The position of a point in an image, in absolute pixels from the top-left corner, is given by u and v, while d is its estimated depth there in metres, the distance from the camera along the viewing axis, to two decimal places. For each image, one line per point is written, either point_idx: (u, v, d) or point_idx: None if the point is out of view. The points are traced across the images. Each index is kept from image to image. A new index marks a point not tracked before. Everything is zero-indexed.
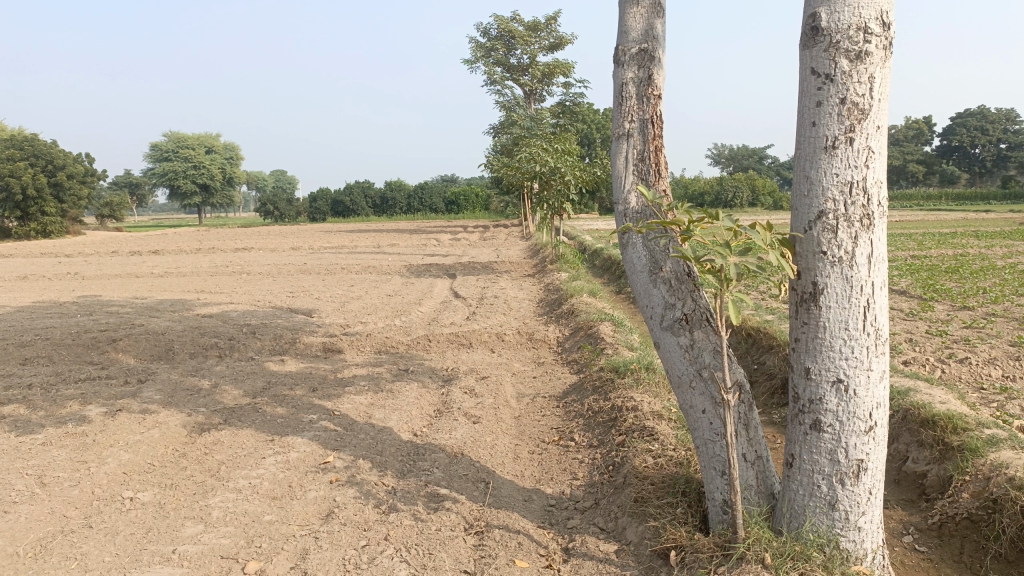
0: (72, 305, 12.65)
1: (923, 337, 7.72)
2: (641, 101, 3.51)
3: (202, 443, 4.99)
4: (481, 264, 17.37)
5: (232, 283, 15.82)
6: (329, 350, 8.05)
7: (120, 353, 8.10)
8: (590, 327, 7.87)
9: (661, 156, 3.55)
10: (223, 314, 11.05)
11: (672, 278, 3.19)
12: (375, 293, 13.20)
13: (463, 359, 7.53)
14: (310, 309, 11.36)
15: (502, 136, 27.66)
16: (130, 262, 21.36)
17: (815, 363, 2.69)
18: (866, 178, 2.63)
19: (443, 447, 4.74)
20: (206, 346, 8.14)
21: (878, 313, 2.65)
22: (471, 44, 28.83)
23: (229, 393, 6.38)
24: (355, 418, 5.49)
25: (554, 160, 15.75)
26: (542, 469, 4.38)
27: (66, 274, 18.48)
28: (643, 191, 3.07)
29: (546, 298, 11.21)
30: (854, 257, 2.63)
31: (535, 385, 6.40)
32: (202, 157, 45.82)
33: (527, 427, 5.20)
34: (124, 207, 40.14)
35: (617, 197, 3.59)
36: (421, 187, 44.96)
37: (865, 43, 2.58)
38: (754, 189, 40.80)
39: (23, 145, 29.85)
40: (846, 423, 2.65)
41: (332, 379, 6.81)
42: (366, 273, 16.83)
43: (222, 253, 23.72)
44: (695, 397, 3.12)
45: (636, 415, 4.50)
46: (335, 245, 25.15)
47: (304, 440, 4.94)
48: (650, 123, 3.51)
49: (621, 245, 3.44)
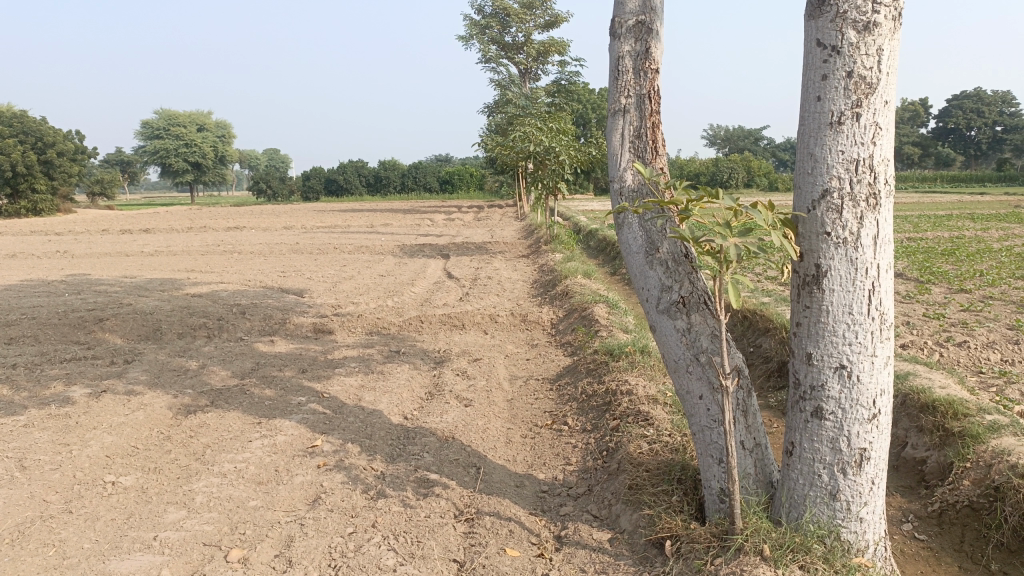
0: (60, 284, 12.50)
1: (920, 320, 7.65)
2: (638, 76, 3.38)
3: (187, 426, 4.89)
4: (475, 244, 17.24)
5: (223, 262, 15.65)
6: (319, 330, 7.94)
7: (107, 333, 7.98)
8: (584, 308, 7.77)
9: (659, 133, 3.43)
10: (213, 294, 10.91)
11: (669, 260, 3.09)
12: (368, 273, 13.07)
13: (456, 340, 7.44)
14: (301, 289, 11.23)
15: (496, 115, 27.41)
16: (121, 241, 21.15)
17: (817, 348, 2.59)
18: (873, 156, 2.52)
19: (434, 430, 4.65)
20: (195, 326, 8.01)
21: (883, 297, 2.56)
22: (466, 21, 28.46)
23: (217, 374, 6.27)
24: (345, 401, 5.39)
25: (549, 139, 15.58)
26: (534, 454, 4.29)
27: (56, 252, 18.28)
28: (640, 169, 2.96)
29: (540, 279, 11.11)
30: (859, 239, 2.52)
31: (528, 367, 6.31)
32: (194, 135, 45.39)
33: (520, 411, 5.11)
34: (115, 184, 39.80)
35: (613, 175, 3.46)
36: (416, 166, 44.67)
37: (873, 13, 2.46)
38: (750, 170, 40.68)
39: (12, 122, 29.48)
40: (849, 411, 2.57)
41: (322, 360, 6.71)
42: (359, 252, 16.69)
43: (214, 232, 23.53)
44: (692, 383, 3.02)
45: (631, 399, 4.41)
46: (329, 225, 24.96)
47: (292, 423, 4.84)
48: (648, 98, 3.38)
49: (616, 226, 3.32)
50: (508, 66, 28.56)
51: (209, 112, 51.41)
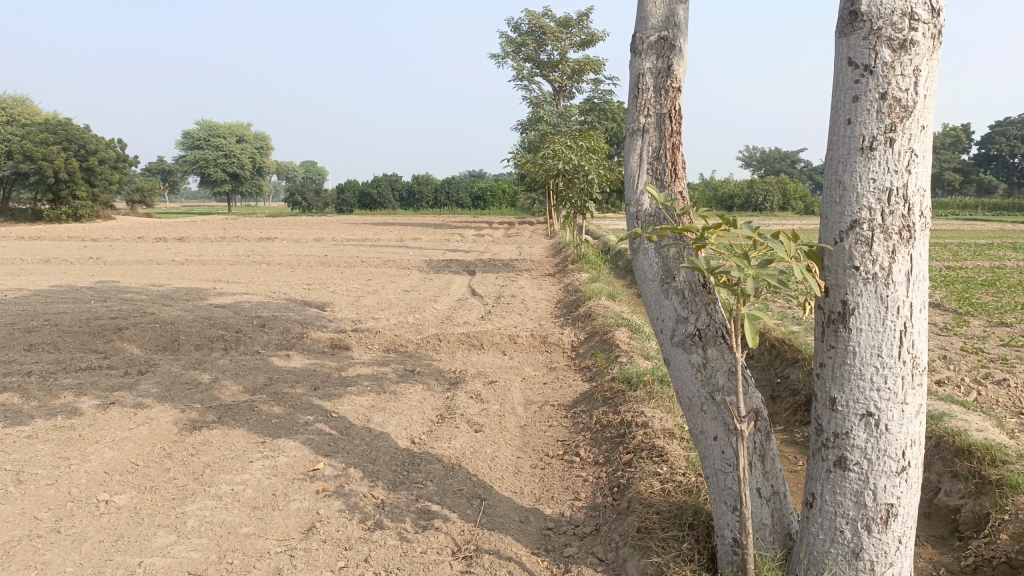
0: (88, 291, 12.61)
1: (958, 354, 7.31)
2: (659, 94, 3.21)
3: (190, 443, 4.78)
4: (501, 261, 17.10)
5: (251, 273, 15.71)
6: (336, 346, 7.82)
7: (126, 342, 7.96)
8: (606, 332, 7.56)
9: (679, 155, 3.25)
10: (236, 305, 10.91)
11: (686, 289, 2.91)
12: (393, 288, 13.00)
13: (473, 361, 7.27)
14: (323, 303, 11.17)
15: (528, 132, 27.37)
16: (154, 249, 21.40)
17: (842, 393, 2.38)
18: (907, 185, 2.32)
19: (440, 457, 4.48)
20: (212, 338, 7.96)
21: (915, 338, 2.34)
22: (501, 39, 28.53)
23: (228, 389, 6.17)
24: (353, 421, 5.24)
25: (578, 158, 15.44)
26: (542, 487, 4.09)
27: (89, 258, 18.53)
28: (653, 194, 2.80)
29: (565, 300, 10.93)
30: (890, 274, 2.31)
31: (545, 392, 6.11)
32: (233, 146, 46.09)
33: (531, 439, 4.92)
34: (154, 193, 40.48)
35: (629, 198, 3.28)
36: (449, 181, 44.81)
37: (910, 31, 2.27)
38: (786, 194, 40.13)
39: (57, 130, 30.18)
40: (875, 462, 2.35)
41: (336, 377, 6.59)
42: (385, 267, 16.65)
43: (246, 242, 23.74)
44: (706, 422, 2.82)
45: (647, 432, 4.20)
46: (359, 238, 25.04)
47: (295, 444, 4.70)
48: (667, 118, 3.21)
49: (631, 251, 3.15)
50: (542, 84, 28.53)
51: (248, 124, 52.27)
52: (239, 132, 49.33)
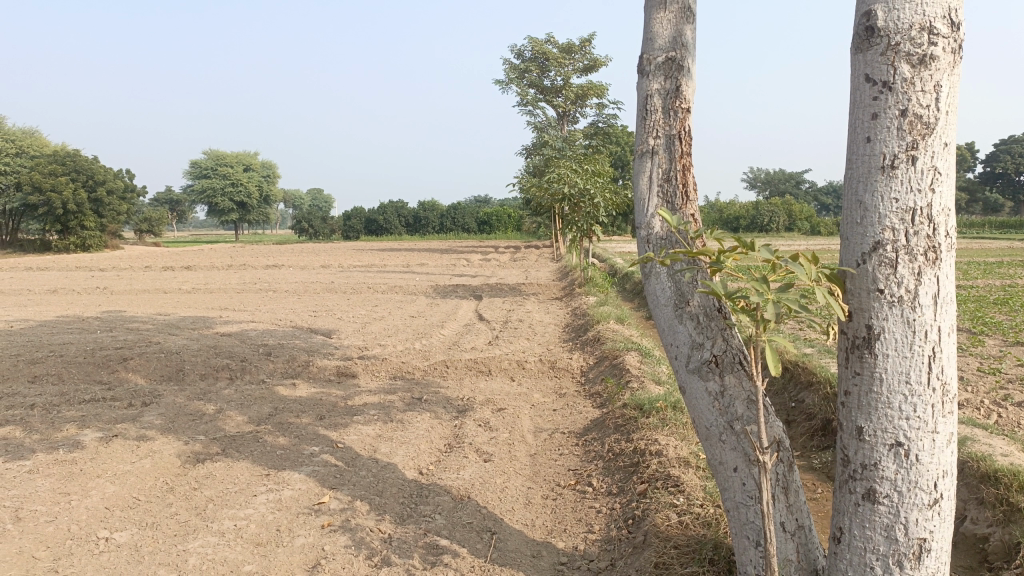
0: (94, 321, 12.57)
1: (975, 375, 7.17)
2: (667, 115, 3.14)
3: (194, 477, 4.68)
4: (508, 285, 17.01)
5: (257, 300, 15.66)
6: (342, 374, 7.72)
7: (130, 373, 7.88)
8: (615, 356, 7.45)
9: (690, 177, 3.17)
10: (242, 333, 10.84)
11: (700, 314, 2.82)
12: (399, 314, 12.91)
13: (481, 388, 7.16)
14: (330, 330, 11.10)
15: (533, 157, 27.43)
16: (161, 278, 21.42)
17: (869, 422, 2.28)
18: (932, 205, 2.22)
19: (449, 489, 4.36)
20: (217, 367, 7.87)
21: (944, 364, 2.24)
22: (505, 65, 28.69)
23: (233, 420, 6.07)
24: (359, 452, 5.13)
25: (584, 182, 15.41)
26: (554, 519, 3.97)
27: (96, 288, 18.53)
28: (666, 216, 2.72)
29: (573, 324, 10.82)
30: (917, 297, 2.22)
31: (554, 419, 5.99)
32: (240, 175, 46.33)
33: (542, 468, 4.80)
34: (162, 222, 40.66)
35: (640, 222, 3.20)
36: (454, 207, 44.92)
37: (930, 45, 2.19)
38: (791, 214, 40.09)
39: (66, 161, 30.42)
40: (906, 495, 2.24)
41: (342, 406, 6.48)
42: (392, 293, 16.59)
43: (253, 270, 23.74)
44: (725, 453, 2.71)
45: (661, 461, 4.08)
46: (365, 264, 25.03)
47: (300, 476, 4.59)
48: (677, 139, 3.14)
49: (643, 276, 3.06)
50: (546, 108, 28.65)
51: (254, 153, 52.63)
52: (246, 161, 49.65)
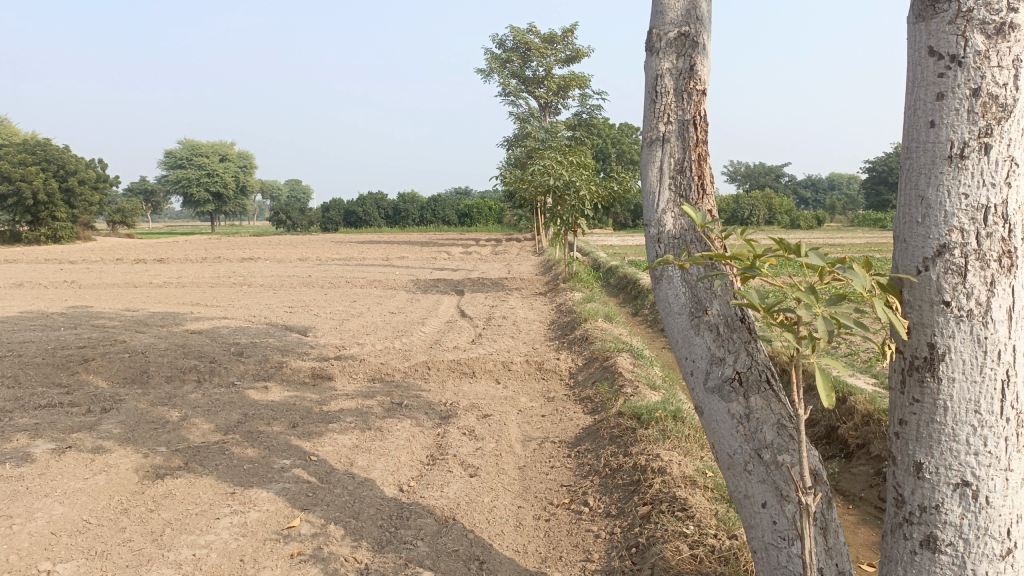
0: (59, 317, 12.03)
1: None
2: (680, 98, 2.78)
3: (151, 496, 4.28)
4: (491, 280, 16.61)
5: (231, 295, 15.15)
6: (318, 376, 7.31)
7: (91, 375, 7.42)
8: (606, 357, 7.10)
9: (706, 168, 2.81)
10: (213, 330, 10.36)
11: (720, 325, 2.48)
12: (378, 310, 12.49)
13: (464, 391, 6.79)
14: (306, 327, 10.65)
15: (514, 148, 27.00)
16: (133, 271, 20.80)
17: (930, 458, 1.95)
18: (1007, 202, 1.89)
19: (432, 510, 3.98)
20: (185, 369, 7.43)
21: (1021, 390, 1.90)
22: (487, 55, 28.19)
23: (199, 428, 5.64)
24: (334, 465, 4.74)
25: (569, 173, 15.03)
26: (548, 544, 3.61)
27: (63, 281, 17.89)
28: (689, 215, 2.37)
29: (558, 321, 10.46)
30: (988, 311, 1.88)
31: (543, 426, 5.63)
32: (216, 166, 45.43)
33: (532, 483, 4.44)
34: (136, 213, 39.77)
35: (649, 218, 2.84)
36: (434, 198, 44.35)
37: (1009, 12, 1.85)
38: (771, 207, 40.00)
39: (36, 150, 29.58)
40: (973, 543, 1.91)
41: (316, 413, 6.06)
42: (371, 287, 16.14)
43: (228, 262, 23.15)
44: (752, 485, 2.36)
45: (665, 479, 3.73)
46: (343, 257, 24.52)
47: (269, 495, 4.19)
48: (691, 126, 2.78)
49: (653, 280, 2.71)
50: (528, 99, 28.20)
51: (232, 144, 51.75)
52: (223, 151, 48.75)
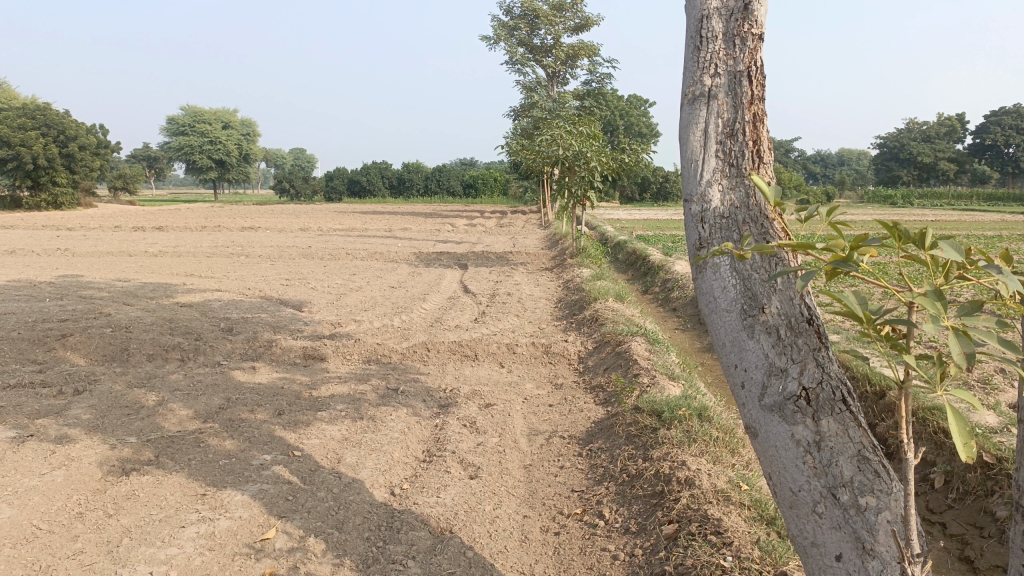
0: (47, 287, 11.55)
1: None
2: (730, 44, 2.26)
3: (112, 498, 3.82)
4: (495, 253, 16.06)
5: (228, 266, 14.64)
6: (310, 357, 6.83)
7: (69, 352, 6.96)
8: (619, 342, 6.61)
9: (763, 131, 2.27)
10: (204, 304, 9.87)
11: (781, 328, 2.00)
12: (378, 284, 12.00)
13: (466, 375, 6.32)
14: (301, 302, 10.16)
15: (522, 119, 26.30)
16: (130, 239, 20.29)
17: None
18: None
19: (426, 520, 3.51)
20: (168, 346, 6.97)
21: None
22: (494, 23, 27.38)
23: (175, 415, 5.18)
24: (320, 462, 4.27)
25: (578, 144, 14.44)
26: (557, 564, 3.14)
27: (57, 249, 17.41)
28: (767, 192, 1.85)
29: (565, 299, 9.96)
30: None
31: (551, 418, 5.15)
32: (219, 133, 44.69)
33: (539, 487, 3.96)
34: (138, 180, 39.18)
35: (689, 192, 2.29)
36: (439, 169, 43.58)
37: None
38: (780, 182, 39.20)
39: (35, 115, 28.84)
40: None
41: (305, 399, 5.58)
42: (372, 259, 15.63)
43: (228, 231, 22.63)
44: (825, 533, 1.91)
45: (693, 493, 3.26)
46: (345, 227, 23.95)
47: (243, 498, 3.73)
48: (745, 78, 2.25)
49: (697, 269, 2.21)
50: (536, 69, 27.45)
51: (236, 111, 51.01)
52: (226, 119, 48.09)
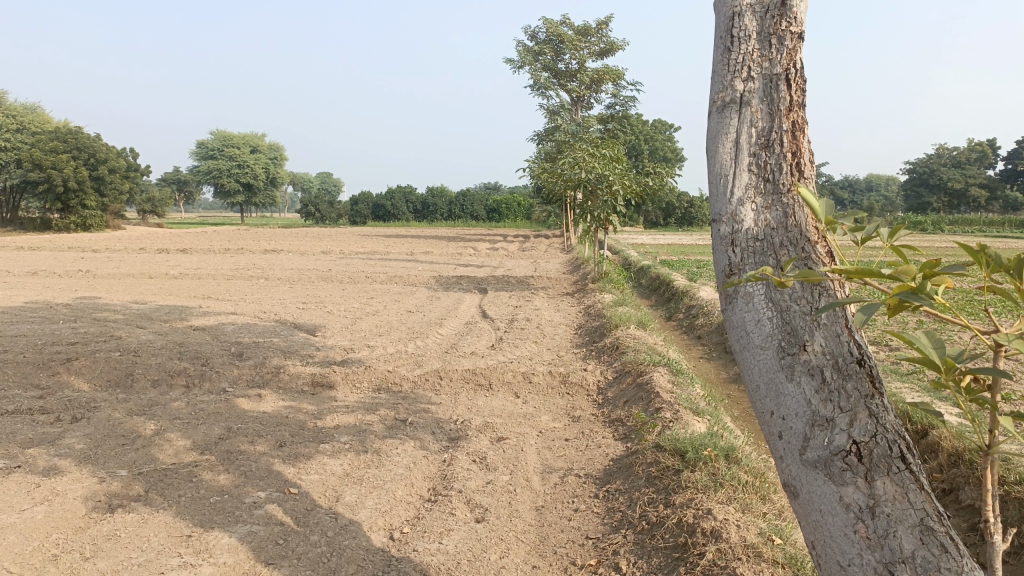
0: (63, 309, 11.46)
1: None
2: (765, 44, 1.98)
3: (91, 538, 3.56)
4: (516, 277, 15.78)
5: (246, 288, 14.51)
6: (318, 384, 6.57)
7: (73, 376, 6.78)
8: (640, 373, 6.28)
9: (802, 142, 1.99)
10: (218, 328, 9.69)
11: (827, 369, 1.69)
12: (395, 308, 11.78)
13: (479, 406, 6.02)
14: (316, 326, 9.95)
15: (545, 143, 26.17)
16: (154, 261, 20.33)
17: None
18: None
19: (424, 570, 3.21)
20: (173, 372, 6.75)
21: None
22: (519, 48, 27.37)
23: (172, 445, 4.93)
24: (318, 501, 3.98)
25: (601, 167, 14.18)
26: None
27: (80, 270, 17.43)
28: (815, 209, 1.58)
29: (586, 326, 9.65)
30: None
31: (567, 454, 4.83)
32: (247, 157, 45.16)
33: (551, 533, 3.64)
34: (166, 203, 39.56)
35: (719, 211, 2.00)
36: (463, 194, 43.57)
37: None
38: None
39: (67, 138, 29.25)
40: None
41: (309, 430, 5.32)
42: (392, 283, 15.44)
43: (250, 254, 22.61)
44: None
45: (720, 548, 2.94)
46: (366, 251, 23.85)
47: (229, 542, 3.45)
48: (782, 82, 1.97)
49: (729, 298, 1.91)
50: (560, 93, 27.36)
51: (263, 136, 51.58)
52: (253, 143, 48.59)
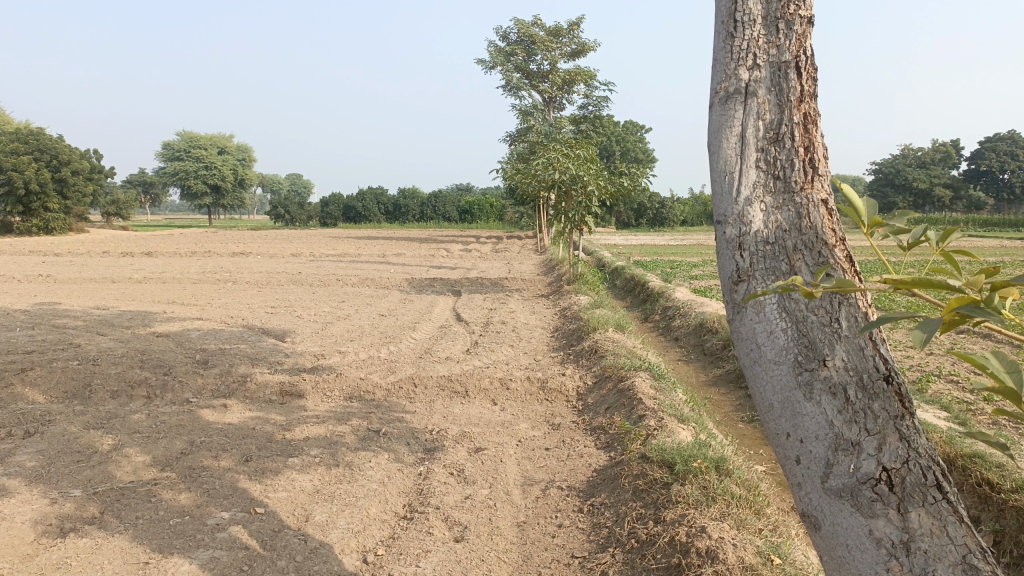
0: (21, 315, 11.02)
1: None
2: (772, 28, 1.81)
3: (40, 567, 3.30)
4: (490, 279, 15.58)
5: (213, 292, 14.12)
6: (287, 394, 6.30)
7: (26, 387, 6.44)
8: (621, 378, 6.12)
9: (814, 136, 1.81)
10: (182, 334, 9.35)
11: (851, 387, 1.52)
12: (367, 312, 11.51)
13: (455, 415, 5.80)
14: (285, 331, 9.65)
15: (517, 144, 26.00)
16: (118, 265, 19.78)
17: None
18: None
19: None
20: (133, 382, 6.44)
21: None
22: (491, 48, 27.19)
23: (130, 461, 4.65)
24: (286, 521, 3.75)
25: (575, 167, 14.03)
26: None
27: (40, 275, 16.87)
28: (854, 213, 1.40)
29: (562, 329, 9.47)
30: None
31: (548, 465, 4.64)
32: (214, 158, 44.39)
33: (535, 552, 3.44)
34: (131, 206, 38.70)
35: (724, 211, 1.82)
36: (435, 195, 43.21)
37: None
38: None
39: (28, 139, 28.44)
40: None
41: (277, 443, 5.07)
42: (363, 286, 15.14)
43: (218, 257, 22.12)
44: None
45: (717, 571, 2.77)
46: (337, 253, 23.47)
47: (189, 569, 3.21)
48: (792, 70, 1.80)
49: (738, 310, 1.73)
50: (532, 94, 27.21)
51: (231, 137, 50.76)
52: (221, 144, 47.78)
